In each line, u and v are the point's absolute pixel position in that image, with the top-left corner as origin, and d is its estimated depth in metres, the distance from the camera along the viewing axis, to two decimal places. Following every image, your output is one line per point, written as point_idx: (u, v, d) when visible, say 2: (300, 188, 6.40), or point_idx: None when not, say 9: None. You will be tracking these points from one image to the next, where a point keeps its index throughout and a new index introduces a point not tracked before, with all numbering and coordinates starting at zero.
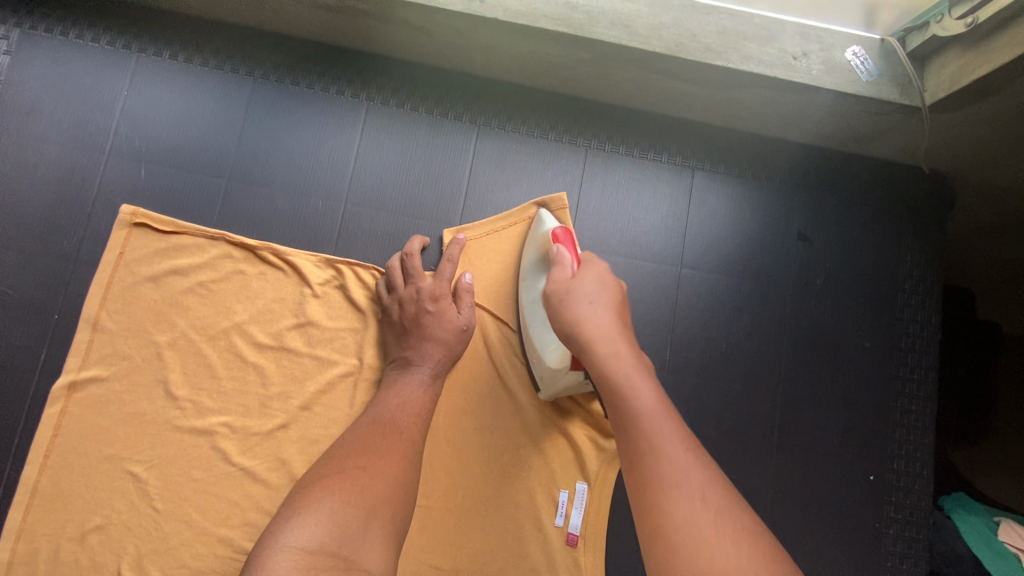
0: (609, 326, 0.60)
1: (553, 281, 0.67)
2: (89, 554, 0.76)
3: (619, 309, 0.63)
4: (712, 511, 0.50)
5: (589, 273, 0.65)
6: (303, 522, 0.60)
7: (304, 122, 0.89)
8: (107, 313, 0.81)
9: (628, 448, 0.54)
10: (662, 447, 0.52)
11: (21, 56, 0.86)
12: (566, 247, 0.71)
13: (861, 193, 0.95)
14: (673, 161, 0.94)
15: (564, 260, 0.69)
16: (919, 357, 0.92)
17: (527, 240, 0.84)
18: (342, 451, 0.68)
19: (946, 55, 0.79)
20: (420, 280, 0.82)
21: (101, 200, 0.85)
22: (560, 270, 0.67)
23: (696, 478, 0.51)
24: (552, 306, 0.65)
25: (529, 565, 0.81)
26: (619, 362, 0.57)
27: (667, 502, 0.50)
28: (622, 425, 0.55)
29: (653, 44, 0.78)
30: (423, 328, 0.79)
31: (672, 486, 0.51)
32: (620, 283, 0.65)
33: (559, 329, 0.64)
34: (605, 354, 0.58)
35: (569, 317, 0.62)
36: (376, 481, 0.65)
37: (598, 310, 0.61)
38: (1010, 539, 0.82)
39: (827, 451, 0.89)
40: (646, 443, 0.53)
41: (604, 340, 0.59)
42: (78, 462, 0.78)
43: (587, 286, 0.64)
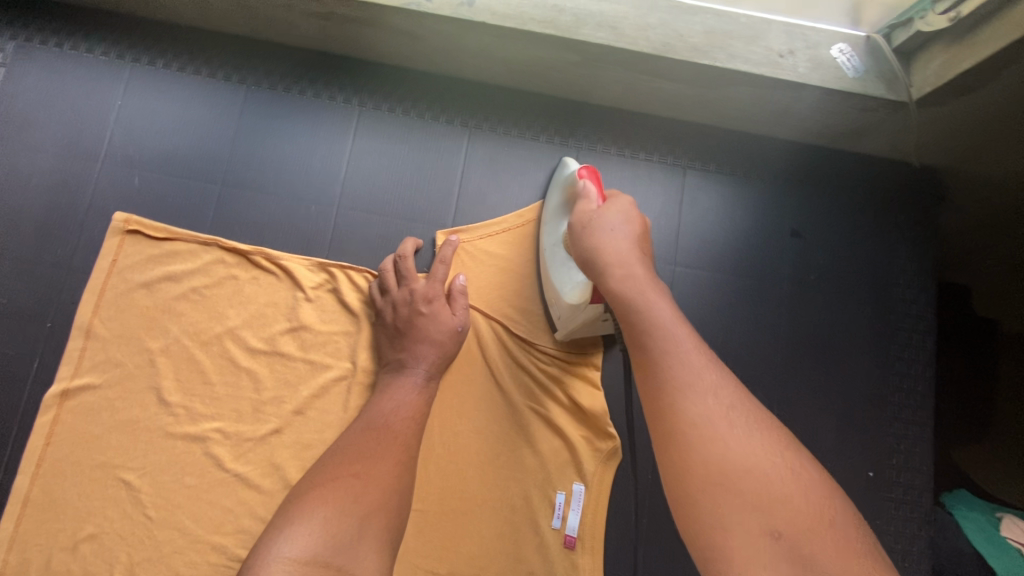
0: (626, 251, 0.63)
1: (578, 215, 0.71)
2: (81, 564, 0.75)
3: (640, 240, 0.65)
4: (729, 410, 0.49)
5: (612, 205, 0.68)
6: (296, 532, 0.59)
7: (296, 127, 0.90)
8: (100, 320, 0.81)
9: (642, 351, 0.55)
10: (676, 349, 0.53)
11: (15, 67, 0.87)
12: (591, 181, 0.74)
13: (853, 189, 0.96)
14: (664, 161, 0.94)
15: (590, 193, 0.72)
16: (916, 352, 0.92)
17: (553, 186, 0.87)
18: (335, 459, 0.68)
19: (932, 50, 0.79)
20: (413, 282, 0.82)
21: (94, 208, 0.85)
22: (586, 202, 0.71)
23: (710, 376, 0.51)
24: (576, 235, 0.69)
25: (526, 568, 0.80)
26: (634, 280, 0.60)
27: (681, 402, 0.50)
28: (635, 332, 0.56)
29: (640, 45, 0.79)
30: (416, 330, 0.79)
31: (687, 387, 0.50)
32: (643, 215, 0.68)
33: (581, 256, 0.68)
34: (620, 274, 0.61)
35: (590, 244, 0.66)
36: (369, 488, 0.64)
37: (618, 236, 0.64)
38: (1013, 535, 0.80)
39: (825, 449, 0.89)
40: (659, 345, 0.54)
41: (621, 264, 0.62)
42: (71, 471, 0.77)
43: (609, 216, 0.67)
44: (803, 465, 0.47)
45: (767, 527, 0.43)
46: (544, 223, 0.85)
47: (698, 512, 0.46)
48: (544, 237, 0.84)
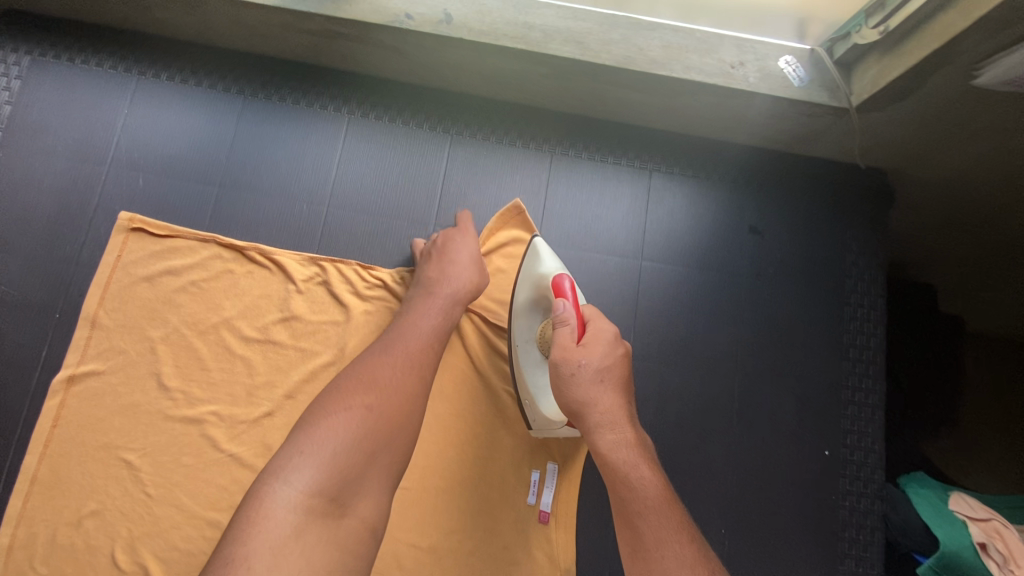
0: (617, 412, 0.73)
1: (560, 350, 0.74)
2: (85, 537, 0.81)
3: (624, 390, 0.75)
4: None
5: (594, 344, 0.74)
6: (302, 466, 0.63)
7: (290, 133, 0.97)
8: (105, 312, 0.87)
9: (634, 530, 0.68)
10: (666, 537, 0.66)
11: (31, 80, 0.94)
12: (571, 304, 0.77)
13: (807, 189, 1.03)
14: (631, 164, 1.02)
15: (569, 320, 0.76)
16: (868, 339, 0.99)
17: (520, 272, 0.86)
18: (349, 383, 0.69)
19: (868, 61, 0.86)
20: (451, 219, 0.92)
21: (101, 208, 0.92)
22: (567, 334, 0.75)
23: (687, 552, 0.65)
24: (562, 377, 0.74)
25: (502, 542, 0.85)
26: (625, 451, 0.72)
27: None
28: (629, 507, 0.69)
29: (604, 58, 0.87)
30: (450, 251, 0.87)
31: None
32: (623, 357, 0.76)
33: (565, 402, 0.75)
34: (613, 441, 0.72)
35: (580, 397, 0.73)
36: (381, 422, 0.68)
37: (605, 393, 0.73)
38: (962, 509, 0.84)
39: (784, 429, 0.95)
40: (646, 521, 0.67)
41: (613, 429, 0.72)
42: (75, 451, 0.83)
43: (596, 365, 0.73)
44: None
45: None
46: (512, 318, 0.86)
47: None
48: (515, 332, 0.85)
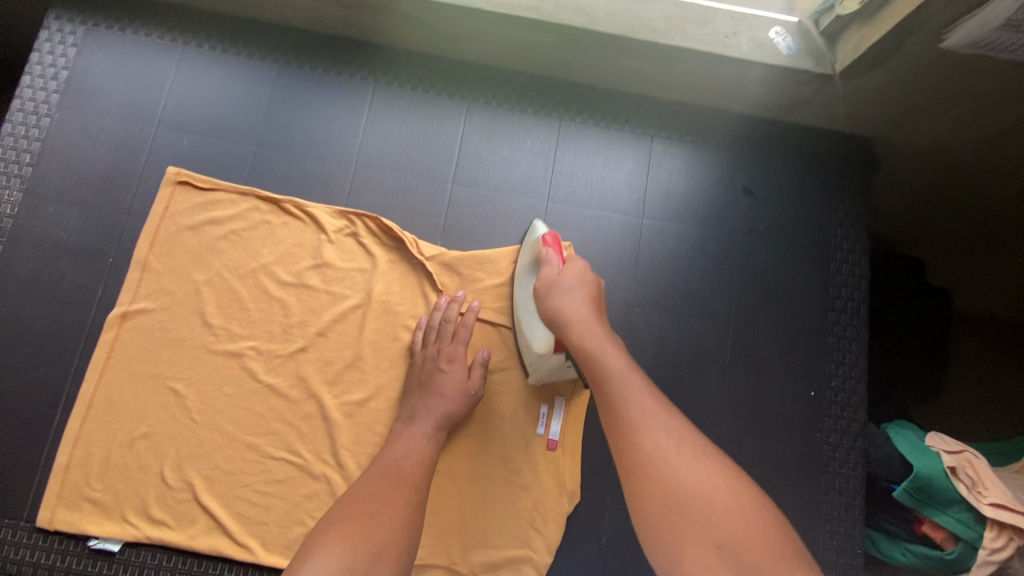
0: (584, 311, 0.79)
1: (542, 279, 0.86)
2: (136, 457, 0.89)
3: (595, 301, 0.82)
4: (671, 435, 0.67)
5: (570, 266, 0.85)
6: (317, 560, 0.66)
7: (321, 98, 1.06)
8: (154, 257, 0.96)
9: (605, 400, 0.71)
10: (634, 398, 0.69)
11: (85, 47, 1.03)
12: (554, 250, 0.87)
13: (798, 153, 1.11)
14: (634, 130, 1.10)
15: (552, 259, 0.86)
16: (852, 291, 1.07)
17: (524, 243, 0.97)
18: (350, 501, 0.76)
19: (850, 31, 0.95)
20: (441, 342, 0.94)
21: (150, 163, 1.01)
22: (549, 268, 0.86)
23: (654, 411, 0.68)
24: (541, 297, 0.84)
25: (514, 468, 0.94)
26: (592, 338, 0.76)
27: (643, 443, 0.66)
28: (599, 382, 0.73)
29: (609, 27, 0.95)
30: (434, 385, 0.90)
31: (645, 431, 0.67)
32: (595, 278, 0.84)
33: (546, 315, 0.83)
34: (581, 331, 0.77)
35: (553, 304, 0.82)
36: (382, 525, 0.73)
37: (575, 298, 0.81)
38: (939, 445, 0.91)
39: (773, 371, 1.03)
40: (616, 391, 0.71)
41: (581, 323, 0.78)
42: (128, 380, 0.92)
43: (568, 280, 0.83)
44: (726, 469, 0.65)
45: (714, 538, 0.59)
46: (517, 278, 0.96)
47: (657, 525, 0.62)
48: (519, 291, 0.94)
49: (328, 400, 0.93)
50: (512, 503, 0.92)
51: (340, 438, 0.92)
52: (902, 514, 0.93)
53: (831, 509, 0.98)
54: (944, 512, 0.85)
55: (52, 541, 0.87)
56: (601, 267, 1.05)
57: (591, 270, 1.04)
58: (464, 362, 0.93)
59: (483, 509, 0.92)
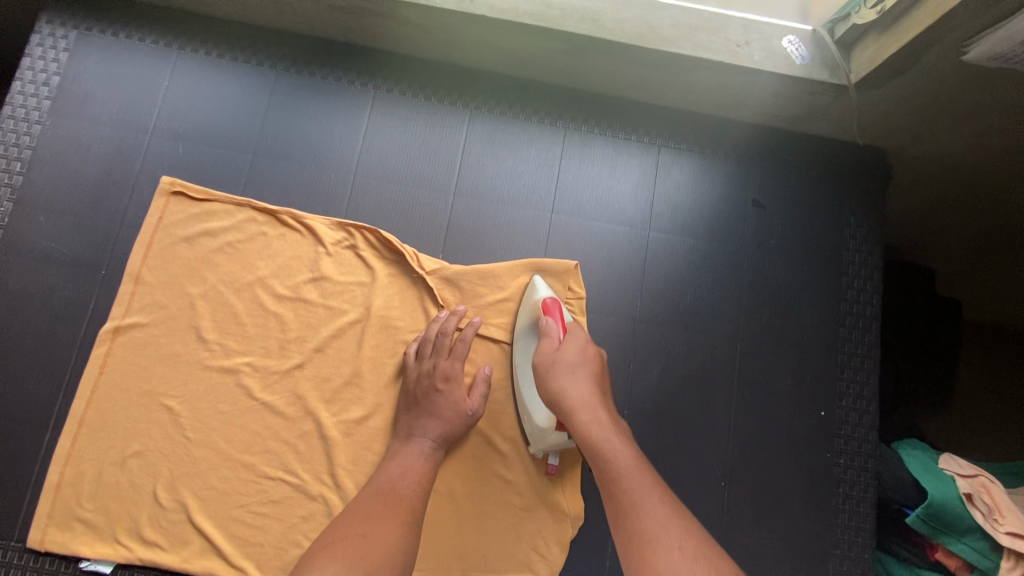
0: (587, 395, 0.79)
1: (541, 351, 0.85)
2: (128, 476, 0.87)
3: (597, 381, 0.82)
4: (682, 542, 0.64)
5: (572, 342, 0.84)
6: None
7: (319, 106, 1.03)
8: (148, 269, 0.93)
9: (613, 498, 0.71)
10: (641, 496, 0.69)
11: (78, 52, 1.00)
12: (555, 319, 0.87)
13: (809, 164, 1.08)
14: (641, 140, 1.07)
15: (552, 330, 0.86)
16: (864, 308, 1.04)
17: (520, 305, 0.95)
18: (342, 522, 0.74)
19: (867, 40, 0.92)
20: (439, 358, 0.90)
21: (144, 172, 0.98)
22: (548, 341, 0.85)
23: (664, 513, 0.67)
24: (540, 373, 0.83)
25: (516, 489, 0.91)
26: (598, 429, 0.76)
27: (651, 553, 0.64)
28: (605, 481, 0.72)
29: (617, 35, 0.92)
30: (432, 404, 0.87)
31: (654, 540, 0.65)
32: (597, 354, 0.84)
33: (548, 396, 0.82)
34: (585, 420, 0.77)
35: (555, 386, 0.81)
36: (375, 546, 0.71)
37: (579, 382, 0.80)
38: (951, 467, 0.89)
39: (783, 389, 1.00)
40: (624, 491, 0.70)
41: (585, 410, 0.78)
42: (120, 397, 0.89)
43: (570, 358, 0.82)
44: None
45: None
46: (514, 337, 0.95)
47: None
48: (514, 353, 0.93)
49: (326, 418, 0.91)
50: (514, 525, 0.90)
51: (338, 458, 0.89)
52: (916, 540, 0.91)
53: (842, 532, 0.96)
54: (960, 540, 0.83)
55: (43, 562, 0.85)
56: (607, 281, 1.02)
57: (597, 285, 1.01)
58: (461, 379, 0.90)
59: (484, 531, 0.89)
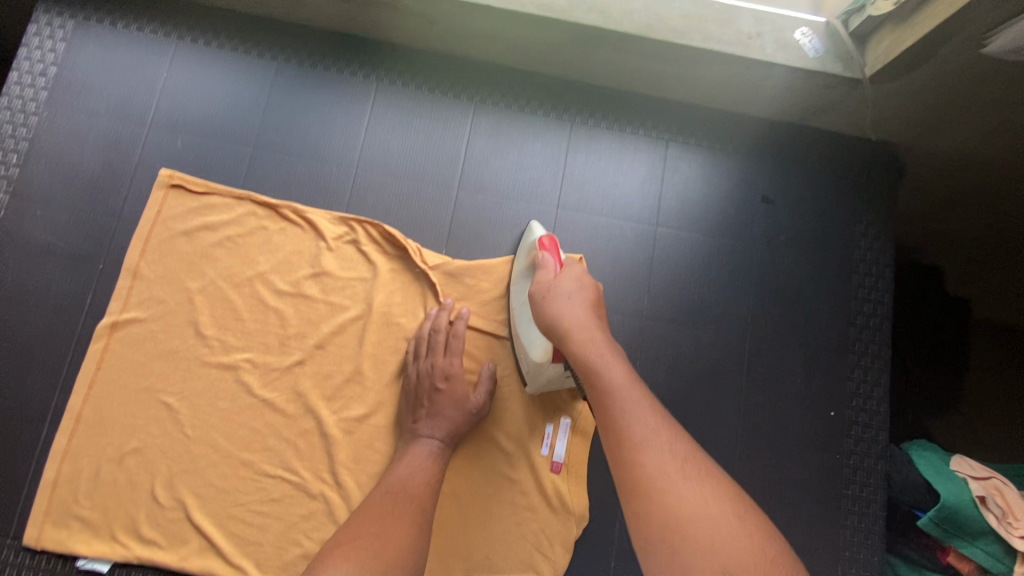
0: (584, 318, 0.74)
1: (537, 282, 0.80)
2: (126, 473, 0.86)
3: (594, 308, 0.76)
4: (674, 455, 0.59)
5: (569, 270, 0.79)
6: None
7: (320, 98, 1.01)
8: (146, 263, 0.92)
9: (604, 415, 0.65)
10: (634, 413, 0.63)
11: (75, 41, 0.99)
12: (550, 254, 0.83)
13: (819, 160, 1.06)
14: (648, 134, 1.05)
15: (548, 264, 0.81)
16: (875, 306, 1.02)
17: (521, 247, 0.93)
18: (352, 522, 0.72)
19: (882, 33, 0.90)
20: (435, 356, 0.89)
21: (142, 164, 0.96)
22: (544, 272, 0.80)
23: (657, 426, 0.62)
24: (535, 301, 0.78)
25: (520, 488, 0.90)
26: (592, 344, 0.70)
27: (641, 461, 0.59)
28: (597, 397, 0.66)
29: (626, 26, 0.90)
30: (436, 403, 0.86)
31: (645, 450, 0.60)
32: (595, 283, 0.79)
33: (542, 321, 0.77)
34: (580, 339, 0.71)
35: (550, 310, 0.76)
36: (387, 545, 0.69)
37: (574, 304, 0.75)
38: (963, 469, 0.86)
39: (792, 389, 0.99)
40: (616, 403, 0.64)
41: (581, 331, 0.72)
42: (118, 393, 0.88)
43: (565, 286, 0.77)
44: (734, 497, 0.57)
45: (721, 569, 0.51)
46: (513, 285, 0.92)
47: (654, 550, 0.55)
48: (514, 300, 0.91)
49: (327, 416, 0.89)
50: (517, 525, 0.88)
51: (338, 456, 0.88)
52: (926, 543, 0.89)
53: (851, 534, 0.94)
54: (972, 543, 0.81)
55: (39, 560, 0.84)
56: (613, 278, 1.00)
57: (602, 282, 0.99)
58: (461, 375, 0.88)
59: (487, 531, 0.88)
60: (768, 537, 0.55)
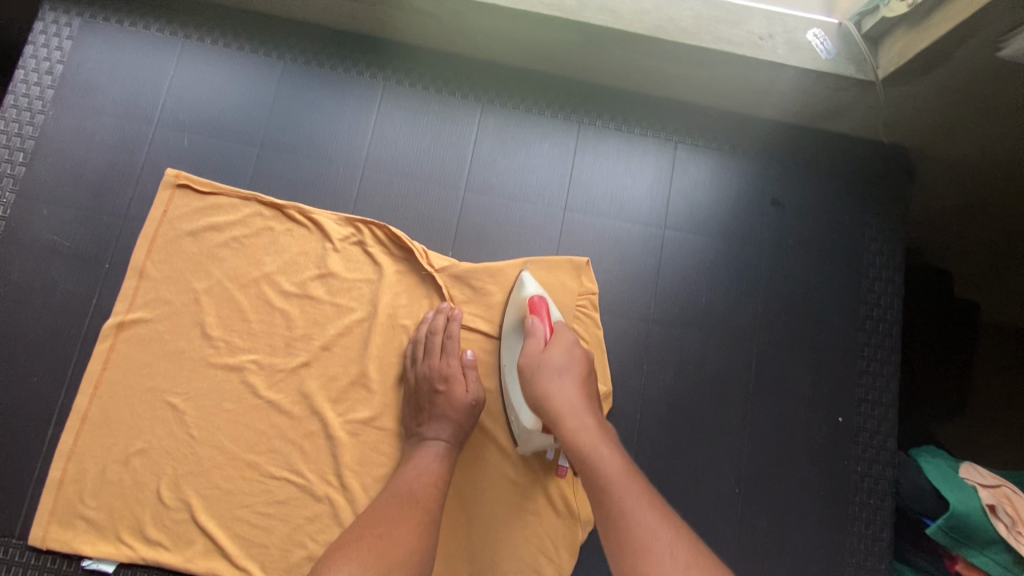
0: (574, 399, 0.74)
1: (526, 353, 0.79)
2: (132, 474, 0.86)
3: (585, 382, 0.76)
4: (676, 553, 0.60)
5: (558, 343, 0.79)
6: None
7: (327, 98, 1.00)
8: (152, 264, 0.91)
9: (602, 509, 0.66)
10: (634, 510, 0.64)
11: (81, 39, 0.98)
12: (539, 317, 0.82)
13: (829, 163, 1.05)
14: (657, 136, 1.04)
15: (537, 331, 0.81)
16: (885, 311, 1.01)
17: (510, 302, 0.92)
18: (358, 526, 0.72)
19: (896, 34, 0.89)
20: (430, 357, 0.88)
21: (148, 164, 0.96)
22: (533, 342, 0.80)
23: (657, 528, 0.63)
24: (526, 378, 0.78)
25: (525, 492, 0.89)
26: (586, 435, 0.71)
27: (647, 568, 0.60)
28: (595, 493, 0.67)
29: (636, 27, 0.89)
30: (437, 406, 0.85)
31: (648, 549, 0.61)
32: (585, 353, 0.78)
33: (534, 400, 0.77)
34: (573, 428, 0.71)
35: (540, 389, 0.76)
36: (392, 548, 0.69)
37: (565, 384, 0.74)
38: (972, 476, 0.86)
39: (800, 393, 0.98)
40: (615, 502, 0.65)
41: (573, 416, 0.72)
42: (124, 393, 0.88)
43: (556, 361, 0.76)
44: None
45: None
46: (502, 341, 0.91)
47: None
48: (503, 353, 0.90)
49: (332, 418, 0.89)
50: (523, 529, 0.88)
51: (344, 458, 0.87)
52: (935, 550, 0.89)
53: (858, 541, 0.93)
54: (981, 552, 0.80)
55: (45, 559, 0.84)
56: (619, 281, 0.99)
57: (609, 285, 0.99)
58: (458, 374, 0.87)
59: (492, 535, 0.87)
60: None
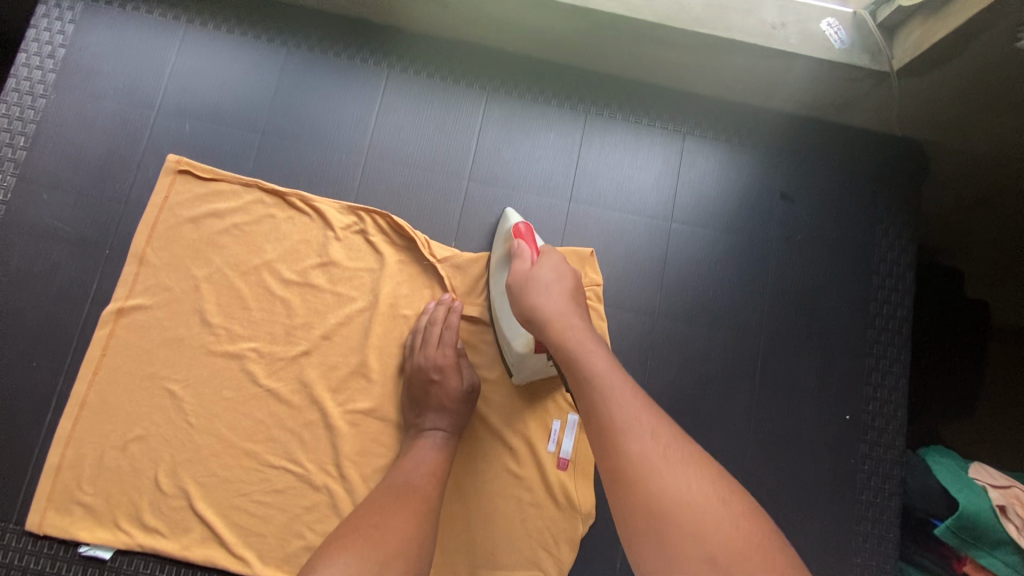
0: (562, 305, 0.71)
1: (514, 272, 0.79)
2: (129, 460, 0.85)
3: (573, 295, 0.74)
4: (656, 435, 0.56)
5: (547, 261, 0.77)
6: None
7: (331, 84, 0.99)
8: (153, 250, 0.90)
9: (584, 401, 0.62)
10: (615, 395, 0.59)
11: (84, 23, 0.97)
12: (526, 243, 0.83)
13: (840, 157, 1.03)
14: (665, 127, 1.02)
15: (524, 253, 0.81)
16: (895, 308, 0.99)
17: (497, 235, 0.92)
18: (354, 515, 0.70)
19: (912, 24, 0.87)
20: (425, 349, 0.87)
21: (150, 149, 0.95)
22: (521, 262, 0.79)
23: (638, 409, 0.58)
24: (514, 293, 0.77)
25: (525, 485, 0.88)
26: (572, 333, 0.67)
27: (624, 444, 0.55)
28: (577, 386, 0.63)
29: (646, 15, 0.88)
30: (432, 397, 0.84)
31: (625, 429, 0.56)
32: (575, 272, 0.77)
33: (521, 313, 0.75)
34: (558, 329, 0.69)
35: (529, 300, 0.74)
36: (390, 535, 0.66)
37: (552, 293, 0.73)
38: (981, 476, 0.84)
39: (806, 390, 0.96)
40: (596, 390, 0.60)
41: (559, 319, 0.70)
42: (123, 380, 0.87)
43: (544, 275, 0.75)
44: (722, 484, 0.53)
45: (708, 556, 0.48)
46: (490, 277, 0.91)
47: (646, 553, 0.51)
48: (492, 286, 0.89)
49: (332, 408, 0.88)
50: (523, 522, 0.87)
51: (343, 448, 0.86)
52: (942, 551, 0.88)
53: (863, 541, 0.92)
54: (989, 552, 0.79)
55: (42, 545, 0.83)
56: (624, 274, 0.98)
57: (614, 278, 0.97)
58: (453, 364, 0.86)
59: (491, 527, 0.86)
60: (761, 531, 0.51)
